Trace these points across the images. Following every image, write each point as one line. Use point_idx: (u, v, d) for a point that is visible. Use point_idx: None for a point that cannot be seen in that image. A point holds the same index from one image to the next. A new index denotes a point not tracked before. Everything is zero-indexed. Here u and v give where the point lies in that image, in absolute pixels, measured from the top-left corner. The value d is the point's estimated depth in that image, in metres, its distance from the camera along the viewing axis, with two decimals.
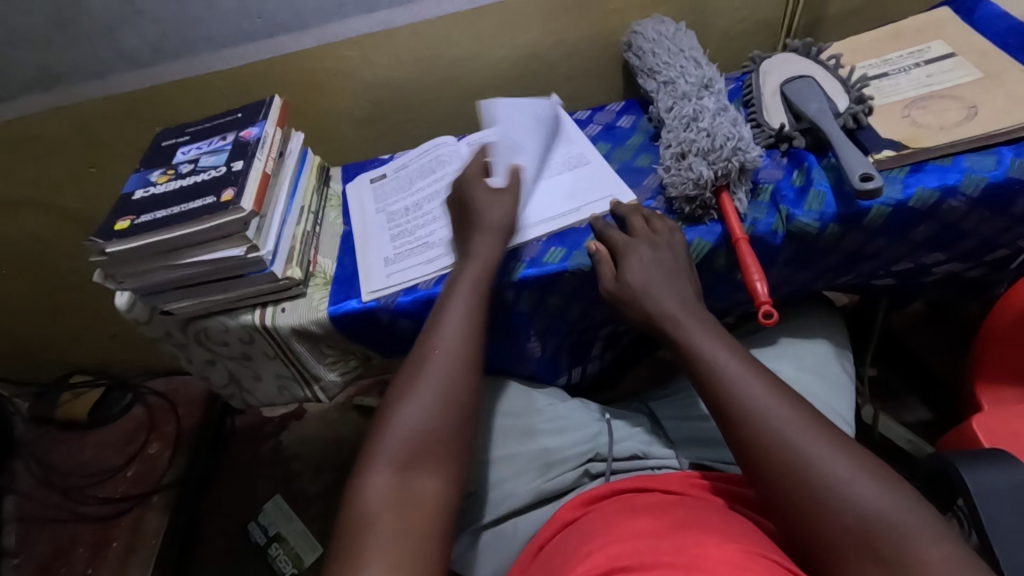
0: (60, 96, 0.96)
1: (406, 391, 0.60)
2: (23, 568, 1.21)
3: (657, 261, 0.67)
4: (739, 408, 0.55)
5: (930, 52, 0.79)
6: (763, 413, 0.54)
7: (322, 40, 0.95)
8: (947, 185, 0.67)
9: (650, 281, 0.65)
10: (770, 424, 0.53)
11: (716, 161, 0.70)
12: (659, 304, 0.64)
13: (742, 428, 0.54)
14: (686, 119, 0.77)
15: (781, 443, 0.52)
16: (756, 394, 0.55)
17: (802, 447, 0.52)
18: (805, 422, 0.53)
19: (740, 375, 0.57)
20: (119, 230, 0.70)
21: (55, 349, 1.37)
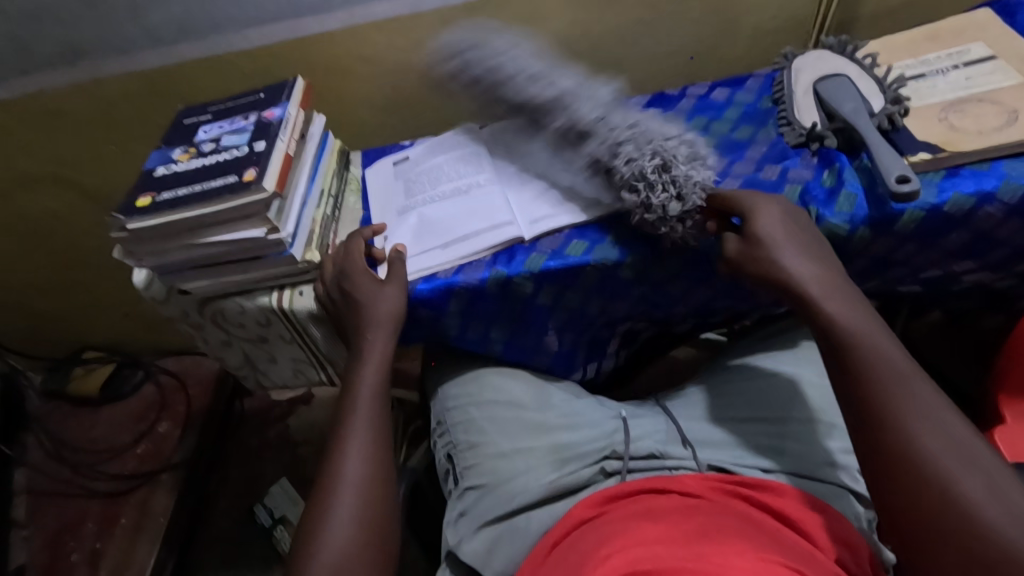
0: (82, 71, 0.96)
1: (327, 501, 0.62)
2: (32, 540, 1.22)
3: (788, 229, 0.63)
4: (876, 376, 0.53)
5: (969, 55, 0.77)
6: (897, 390, 0.52)
7: (345, 23, 0.94)
8: (984, 191, 0.65)
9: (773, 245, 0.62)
10: (902, 405, 0.51)
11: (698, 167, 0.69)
12: (794, 264, 0.61)
13: (870, 395, 0.53)
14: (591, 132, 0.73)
15: (912, 423, 0.50)
16: (898, 369, 0.53)
17: (932, 435, 0.49)
18: (945, 416, 0.50)
19: (877, 350, 0.55)
20: (141, 206, 0.70)
21: (69, 324, 1.37)
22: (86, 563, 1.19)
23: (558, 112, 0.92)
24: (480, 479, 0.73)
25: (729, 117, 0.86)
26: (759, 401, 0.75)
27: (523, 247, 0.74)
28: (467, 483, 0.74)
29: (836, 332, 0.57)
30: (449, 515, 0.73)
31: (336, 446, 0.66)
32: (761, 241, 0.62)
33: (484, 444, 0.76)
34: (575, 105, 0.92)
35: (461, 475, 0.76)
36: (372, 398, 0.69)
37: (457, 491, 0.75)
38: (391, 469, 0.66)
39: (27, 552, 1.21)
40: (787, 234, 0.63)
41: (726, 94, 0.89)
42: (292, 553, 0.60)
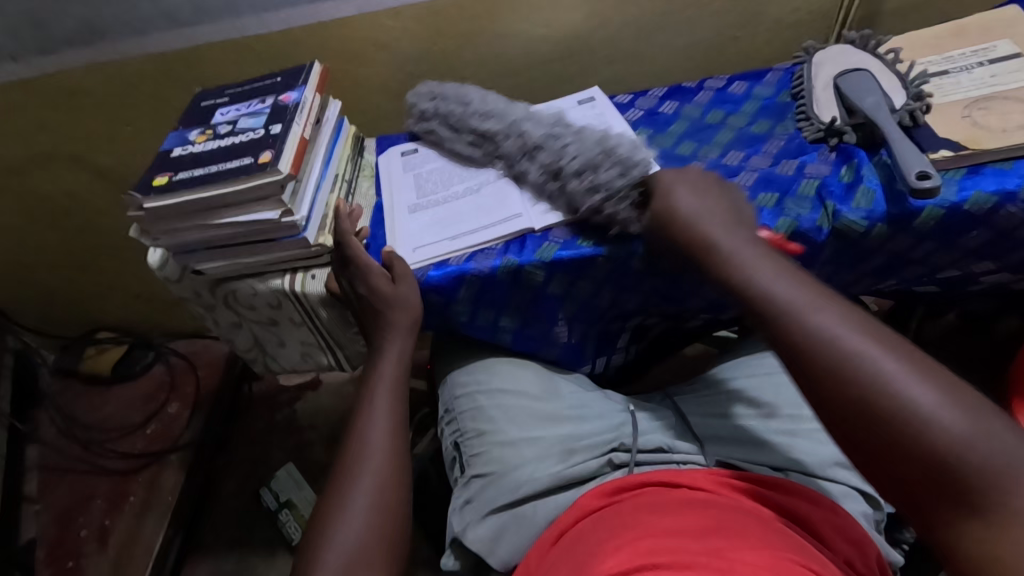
0: (101, 51, 0.96)
1: (345, 487, 0.63)
2: (42, 515, 1.24)
3: (692, 188, 0.64)
4: (776, 306, 0.52)
5: (995, 52, 0.76)
6: (806, 311, 0.51)
7: (363, 8, 0.94)
8: (1006, 191, 0.64)
9: (683, 211, 0.63)
10: (812, 322, 0.50)
11: (621, 167, 0.69)
12: (699, 223, 0.61)
13: (776, 332, 0.52)
14: (525, 147, 0.76)
15: (827, 339, 0.48)
16: (796, 297, 0.52)
17: (846, 343, 0.47)
18: (852, 321, 0.49)
19: (776, 286, 0.54)
20: (157, 186, 0.70)
21: (83, 304, 1.39)
22: (96, 539, 1.20)
23: (573, 103, 0.91)
24: (486, 467, 0.73)
25: (747, 111, 0.85)
26: (769, 400, 0.74)
27: (535, 235, 0.74)
28: (473, 470, 0.75)
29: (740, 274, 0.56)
30: (455, 502, 0.74)
31: (355, 434, 0.67)
32: (674, 209, 0.63)
33: (492, 432, 0.76)
34: (589, 96, 0.91)
35: (467, 463, 0.76)
36: (391, 388, 0.70)
37: (463, 479, 0.76)
38: (405, 458, 0.67)
39: (38, 526, 1.23)
40: (689, 196, 0.64)
41: (744, 88, 0.88)
42: (308, 538, 0.61)
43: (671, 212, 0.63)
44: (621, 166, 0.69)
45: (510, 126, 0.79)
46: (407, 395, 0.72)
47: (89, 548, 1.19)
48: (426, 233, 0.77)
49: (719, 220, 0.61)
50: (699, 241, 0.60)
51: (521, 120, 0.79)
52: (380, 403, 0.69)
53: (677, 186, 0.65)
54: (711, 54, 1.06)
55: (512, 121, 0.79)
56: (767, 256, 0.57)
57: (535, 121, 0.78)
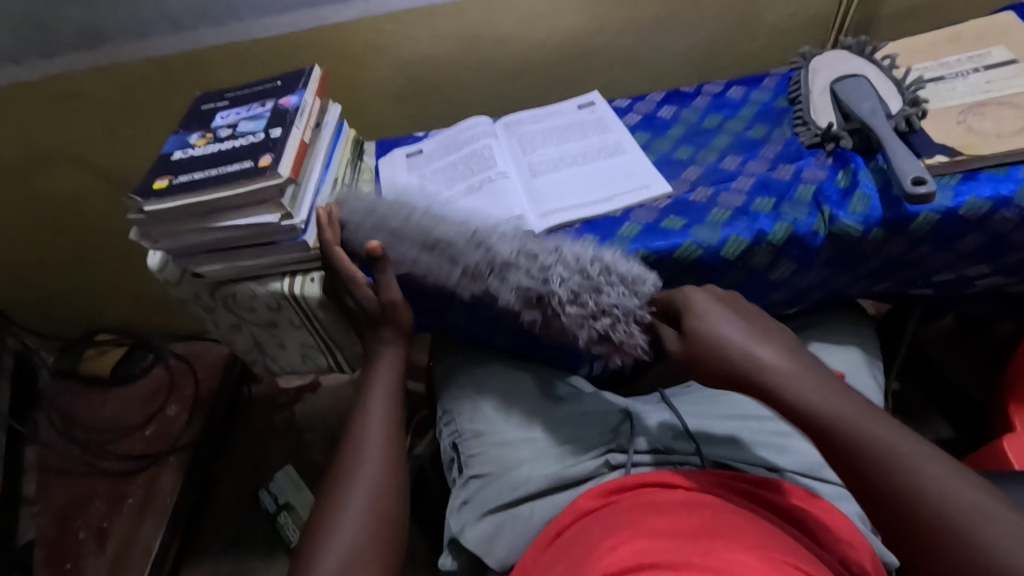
0: (102, 55, 0.97)
1: (342, 488, 0.63)
2: (41, 516, 1.24)
3: (735, 310, 0.59)
4: (875, 458, 0.50)
5: (990, 58, 0.76)
6: (905, 469, 0.49)
7: (364, 12, 0.95)
8: (1000, 196, 0.64)
9: (724, 336, 0.56)
10: (924, 490, 0.48)
11: (636, 291, 0.63)
12: (755, 352, 0.55)
13: (875, 491, 0.50)
14: (517, 241, 0.66)
15: (946, 510, 0.47)
16: (872, 436, 0.51)
17: (967, 509, 0.47)
18: (953, 477, 0.48)
19: (854, 423, 0.51)
20: (158, 189, 0.71)
21: (83, 306, 1.39)
22: (94, 541, 1.20)
23: (573, 107, 0.91)
24: (484, 468, 0.74)
25: (744, 116, 0.85)
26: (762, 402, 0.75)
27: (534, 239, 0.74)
28: (471, 471, 0.75)
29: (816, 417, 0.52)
30: (453, 502, 0.74)
31: (352, 435, 0.68)
32: (721, 339, 0.56)
33: (490, 434, 0.76)
34: (590, 101, 0.92)
35: (465, 463, 0.77)
36: (388, 390, 0.71)
37: (461, 479, 0.76)
38: (400, 460, 0.67)
39: (36, 527, 1.23)
40: (736, 324, 0.57)
41: (741, 93, 0.89)
42: (304, 539, 0.61)
43: (713, 346, 0.56)
44: (629, 284, 0.62)
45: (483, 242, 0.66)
46: (403, 397, 0.73)
47: (87, 550, 1.19)
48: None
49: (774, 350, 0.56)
50: (759, 379, 0.54)
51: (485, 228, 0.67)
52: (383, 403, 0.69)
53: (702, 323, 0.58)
54: (709, 58, 1.07)
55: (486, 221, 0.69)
56: (829, 386, 0.54)
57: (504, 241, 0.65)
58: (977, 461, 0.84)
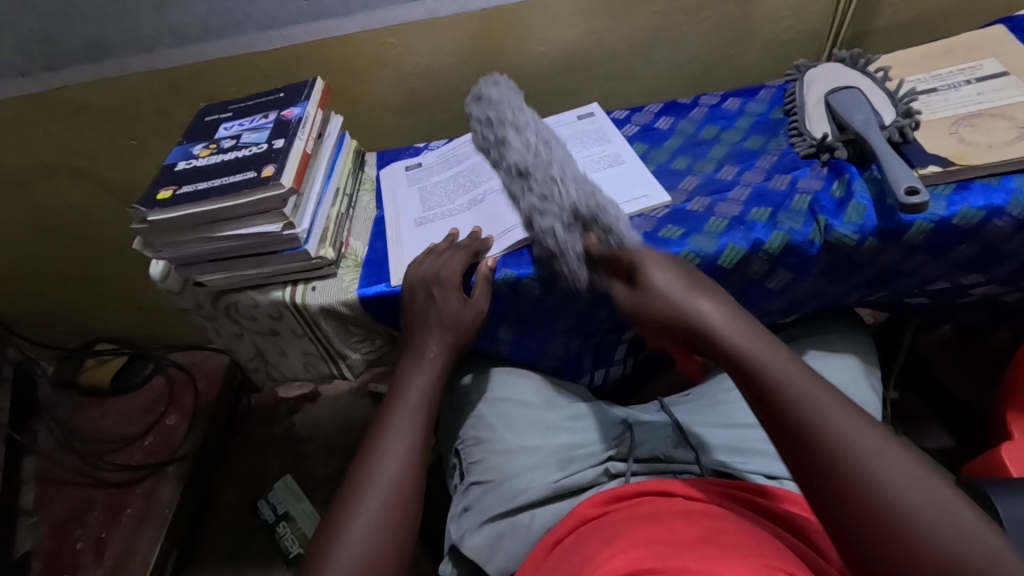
0: (107, 67, 0.98)
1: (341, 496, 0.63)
2: (39, 527, 1.24)
3: (679, 280, 0.63)
4: (796, 403, 0.52)
5: (982, 70, 0.77)
6: (823, 416, 0.51)
7: (366, 26, 0.96)
8: (993, 206, 0.65)
9: (678, 295, 0.62)
10: (835, 434, 0.49)
11: (568, 217, 0.68)
12: (699, 309, 0.60)
13: (792, 434, 0.51)
14: (534, 145, 0.76)
15: (852, 453, 0.48)
16: (810, 395, 0.52)
17: (885, 475, 0.47)
18: (867, 427, 0.50)
19: (788, 377, 0.54)
20: (161, 199, 0.72)
21: (84, 315, 1.40)
22: (92, 552, 1.20)
23: (573, 118, 0.93)
24: (485, 475, 0.74)
25: (741, 127, 0.87)
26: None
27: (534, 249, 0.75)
28: (472, 478, 0.76)
29: (754, 368, 0.55)
30: (454, 509, 0.74)
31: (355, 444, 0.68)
32: (657, 292, 0.62)
33: (491, 440, 0.77)
34: (589, 112, 0.93)
35: (467, 470, 0.77)
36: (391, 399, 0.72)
37: (462, 486, 0.76)
38: None
39: (33, 538, 1.23)
40: (681, 287, 0.62)
41: (738, 104, 0.90)
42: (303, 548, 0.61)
43: (669, 301, 0.61)
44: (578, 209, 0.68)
45: (541, 144, 0.77)
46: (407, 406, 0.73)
47: (85, 561, 1.19)
48: (418, 247, 0.79)
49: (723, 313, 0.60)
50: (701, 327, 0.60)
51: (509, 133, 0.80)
52: (394, 410, 0.67)
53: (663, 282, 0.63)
54: (706, 71, 1.08)
55: (520, 128, 0.80)
56: (771, 345, 0.57)
57: (566, 152, 0.76)
58: (976, 469, 0.84)
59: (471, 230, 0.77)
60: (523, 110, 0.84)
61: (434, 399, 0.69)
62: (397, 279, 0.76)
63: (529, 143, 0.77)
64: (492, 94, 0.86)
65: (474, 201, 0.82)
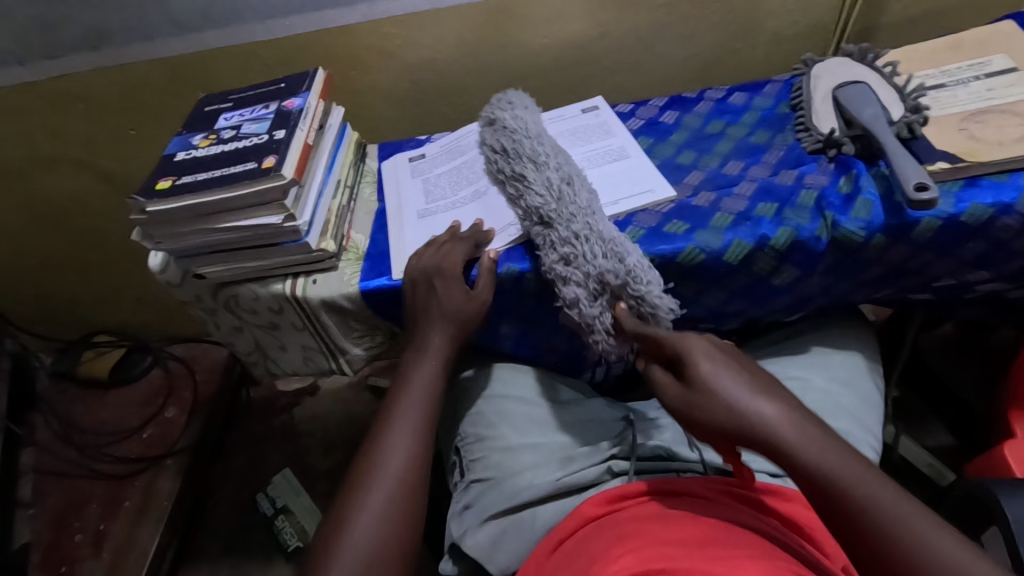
0: (105, 56, 0.97)
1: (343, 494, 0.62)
2: (37, 519, 1.23)
3: (713, 359, 0.56)
4: (851, 501, 0.48)
5: (991, 66, 0.77)
6: (891, 524, 0.47)
7: (368, 16, 0.95)
8: (1002, 203, 0.64)
9: (730, 389, 0.53)
10: (901, 535, 0.46)
11: (594, 285, 0.66)
12: (748, 406, 0.52)
13: (852, 534, 0.48)
14: (555, 184, 0.71)
15: (909, 545, 0.46)
16: (849, 473, 0.49)
17: (928, 545, 0.45)
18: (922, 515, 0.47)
19: (824, 459, 0.50)
20: (161, 190, 0.71)
21: (83, 307, 1.39)
22: (91, 544, 1.19)
23: (577, 111, 0.91)
24: (486, 472, 0.74)
25: (746, 122, 0.86)
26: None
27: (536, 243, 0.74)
28: (472, 475, 0.75)
29: (797, 457, 0.50)
30: (454, 506, 0.74)
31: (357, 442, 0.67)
32: (694, 381, 0.55)
33: (492, 437, 0.76)
34: (594, 105, 0.92)
35: (467, 467, 0.77)
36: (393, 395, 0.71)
37: (463, 484, 0.76)
38: None
39: (32, 530, 1.22)
40: (717, 371, 0.54)
41: (744, 99, 0.89)
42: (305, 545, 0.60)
43: (719, 403, 0.53)
44: (609, 270, 0.65)
45: (562, 183, 0.71)
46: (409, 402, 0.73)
47: (83, 553, 1.19)
48: (420, 240, 0.78)
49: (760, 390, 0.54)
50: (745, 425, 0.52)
51: (528, 165, 0.74)
52: (396, 407, 0.66)
53: (697, 374, 0.55)
54: (711, 64, 1.07)
55: (540, 161, 0.74)
56: (802, 419, 0.52)
57: (590, 193, 0.71)
58: (978, 467, 0.84)
59: (473, 224, 0.76)
60: (538, 135, 0.78)
61: (437, 394, 0.69)
62: (399, 272, 0.76)
63: (546, 182, 0.71)
64: (506, 120, 0.81)
65: (476, 194, 0.81)
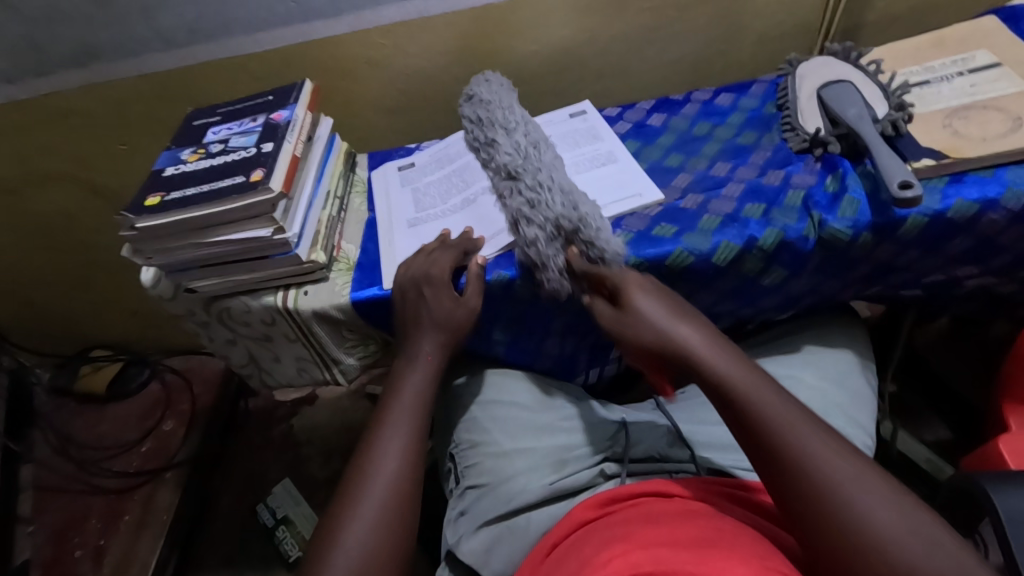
0: (94, 73, 0.97)
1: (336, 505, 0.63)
2: (37, 536, 1.23)
3: (657, 298, 0.64)
4: (774, 430, 0.53)
5: (975, 62, 0.77)
6: (803, 456, 0.51)
7: (355, 27, 0.95)
8: (987, 198, 0.65)
9: (669, 325, 0.61)
10: (814, 468, 0.50)
11: (548, 224, 0.68)
12: (676, 330, 0.61)
13: (772, 464, 0.52)
14: (525, 148, 0.76)
15: (820, 471, 0.50)
16: (777, 407, 0.54)
17: (837, 473, 0.50)
18: (843, 453, 0.51)
19: (751, 388, 0.56)
20: (150, 206, 0.71)
21: (80, 322, 1.39)
22: (91, 560, 1.19)
23: (564, 116, 0.92)
24: (481, 478, 0.74)
25: (733, 122, 0.86)
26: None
27: None
28: (467, 482, 0.75)
29: (735, 397, 0.56)
30: (450, 513, 0.74)
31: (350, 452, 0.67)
32: (636, 311, 0.63)
33: (486, 443, 0.76)
34: (581, 110, 0.92)
35: (462, 473, 0.77)
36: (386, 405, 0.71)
37: (458, 490, 0.76)
38: None
39: (32, 547, 1.22)
40: (657, 306, 0.63)
41: (730, 100, 0.89)
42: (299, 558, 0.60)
43: (654, 327, 0.61)
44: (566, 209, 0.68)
45: (529, 147, 0.77)
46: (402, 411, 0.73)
47: (84, 568, 1.18)
48: (410, 249, 0.79)
49: (702, 335, 0.61)
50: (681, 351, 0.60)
51: (500, 133, 0.80)
52: (387, 416, 0.67)
53: (637, 315, 0.63)
54: (699, 67, 1.08)
55: (513, 128, 0.80)
56: (735, 357, 0.59)
57: (555, 156, 0.77)
58: (974, 461, 0.84)
59: (462, 231, 0.76)
60: (513, 113, 0.83)
61: (429, 402, 0.69)
62: (390, 282, 0.76)
63: (515, 145, 0.77)
64: (482, 94, 0.86)
65: (466, 201, 0.82)
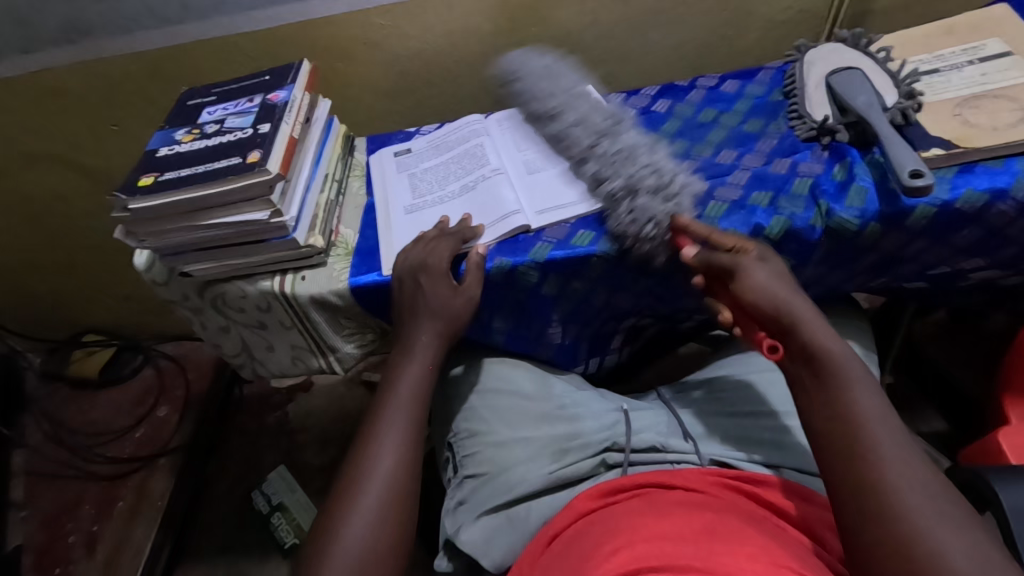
0: (84, 50, 0.94)
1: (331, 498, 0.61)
2: (29, 521, 1.22)
3: (767, 279, 0.60)
4: (859, 434, 0.49)
5: (985, 50, 0.76)
6: (885, 468, 0.47)
7: (353, 6, 0.93)
8: (996, 189, 0.64)
9: (777, 292, 0.59)
10: (894, 496, 0.46)
11: (667, 200, 0.69)
12: (789, 311, 0.58)
13: (840, 450, 0.50)
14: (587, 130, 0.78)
15: (875, 472, 0.47)
16: (868, 407, 0.51)
17: (901, 488, 0.46)
18: (930, 488, 0.46)
19: (853, 384, 0.52)
20: (143, 187, 0.69)
21: (71, 307, 1.37)
22: (84, 546, 1.18)
23: None
24: (480, 468, 0.73)
25: (739, 109, 0.85)
26: (753, 399, 0.74)
27: (528, 236, 0.73)
28: (466, 471, 0.75)
29: (827, 376, 0.53)
30: (448, 503, 0.74)
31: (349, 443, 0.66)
32: (746, 287, 0.60)
33: (485, 433, 0.76)
34: None
35: (460, 463, 0.76)
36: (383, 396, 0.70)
37: (457, 479, 0.75)
38: None
39: (24, 533, 1.21)
40: (776, 287, 0.59)
41: (736, 87, 0.88)
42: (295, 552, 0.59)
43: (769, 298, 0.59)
44: (662, 193, 0.69)
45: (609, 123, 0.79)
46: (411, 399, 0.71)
47: (77, 555, 1.18)
48: (409, 235, 0.77)
49: (817, 324, 0.57)
50: (786, 317, 0.58)
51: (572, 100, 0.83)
52: (385, 407, 0.65)
53: (760, 274, 0.60)
54: (703, 52, 1.06)
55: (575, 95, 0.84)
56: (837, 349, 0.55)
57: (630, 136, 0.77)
58: (975, 455, 0.84)
59: (462, 218, 0.75)
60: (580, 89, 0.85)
61: (428, 391, 0.68)
62: (388, 268, 0.75)
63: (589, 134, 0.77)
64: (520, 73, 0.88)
65: (553, 114, 0.81)
